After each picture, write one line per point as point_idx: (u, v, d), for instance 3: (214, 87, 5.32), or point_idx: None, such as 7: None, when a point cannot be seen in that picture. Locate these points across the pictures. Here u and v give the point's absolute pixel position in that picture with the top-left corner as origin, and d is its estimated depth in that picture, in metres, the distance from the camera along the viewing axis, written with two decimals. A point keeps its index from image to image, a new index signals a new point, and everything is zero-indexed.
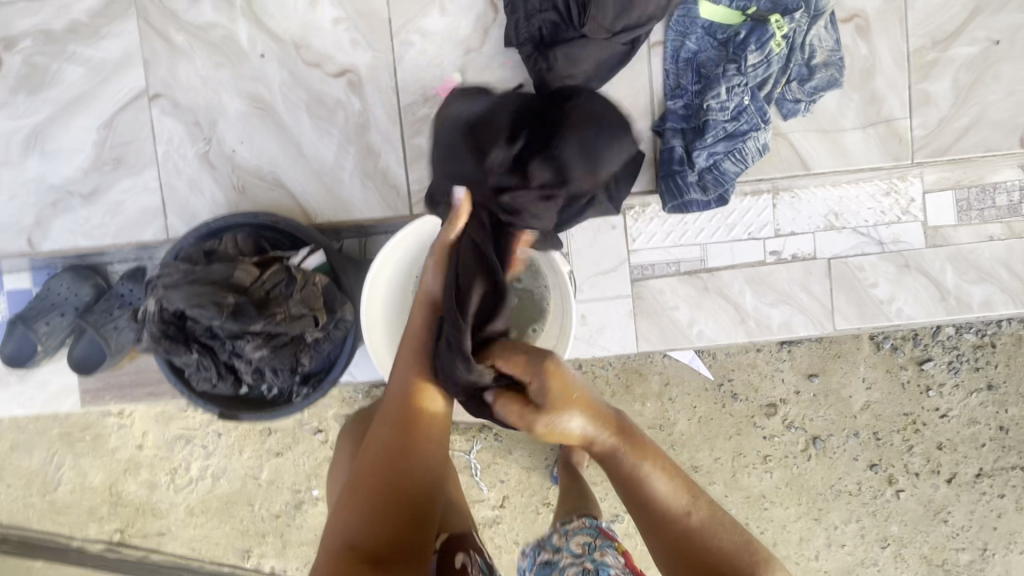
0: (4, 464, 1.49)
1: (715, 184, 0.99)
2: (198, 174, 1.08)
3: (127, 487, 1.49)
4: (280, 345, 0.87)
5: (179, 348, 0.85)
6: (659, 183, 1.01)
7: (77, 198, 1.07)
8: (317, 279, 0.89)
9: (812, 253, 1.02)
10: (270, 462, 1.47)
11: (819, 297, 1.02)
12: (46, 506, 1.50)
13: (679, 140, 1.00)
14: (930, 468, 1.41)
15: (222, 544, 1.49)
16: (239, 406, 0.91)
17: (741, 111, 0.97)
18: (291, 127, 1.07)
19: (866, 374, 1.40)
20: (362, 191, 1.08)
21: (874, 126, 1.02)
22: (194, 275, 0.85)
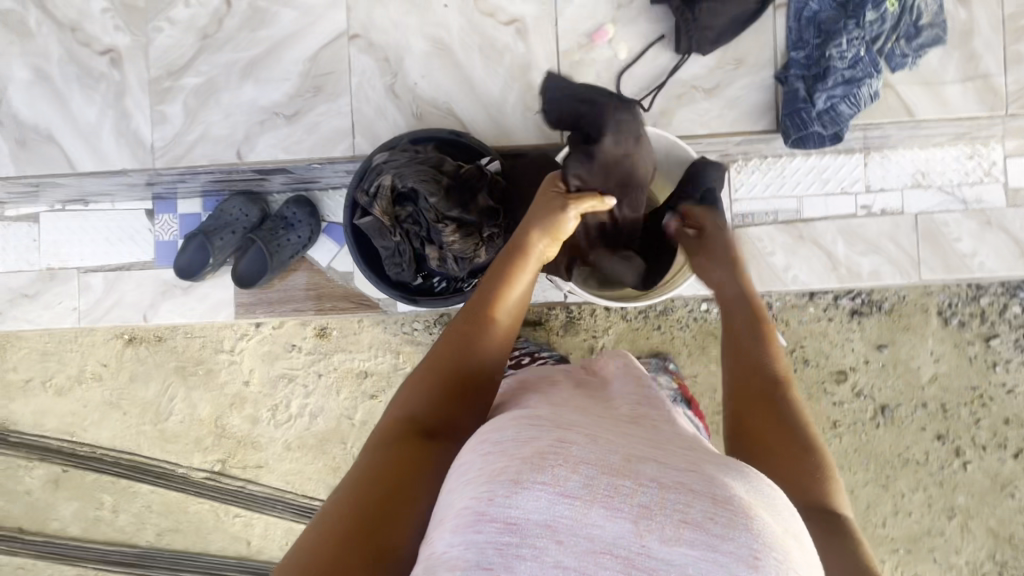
0: (123, 392, 1.62)
1: (832, 122, 1.08)
2: (384, 103, 1.12)
3: (232, 421, 1.61)
4: (469, 235, 0.93)
5: (387, 231, 0.92)
6: (783, 120, 1.10)
7: (282, 119, 1.11)
8: (500, 180, 0.96)
9: (900, 207, 1.18)
10: (365, 404, 1.58)
11: (907, 248, 1.17)
12: (157, 434, 1.62)
13: (800, 85, 1.08)
14: (997, 441, 1.46)
15: (314, 480, 1.59)
16: (415, 295, 0.99)
17: (859, 60, 1.05)
18: (467, 66, 1.12)
19: (934, 348, 1.47)
20: (525, 121, 1.14)
21: (972, 80, 1.11)
22: (416, 160, 0.91)
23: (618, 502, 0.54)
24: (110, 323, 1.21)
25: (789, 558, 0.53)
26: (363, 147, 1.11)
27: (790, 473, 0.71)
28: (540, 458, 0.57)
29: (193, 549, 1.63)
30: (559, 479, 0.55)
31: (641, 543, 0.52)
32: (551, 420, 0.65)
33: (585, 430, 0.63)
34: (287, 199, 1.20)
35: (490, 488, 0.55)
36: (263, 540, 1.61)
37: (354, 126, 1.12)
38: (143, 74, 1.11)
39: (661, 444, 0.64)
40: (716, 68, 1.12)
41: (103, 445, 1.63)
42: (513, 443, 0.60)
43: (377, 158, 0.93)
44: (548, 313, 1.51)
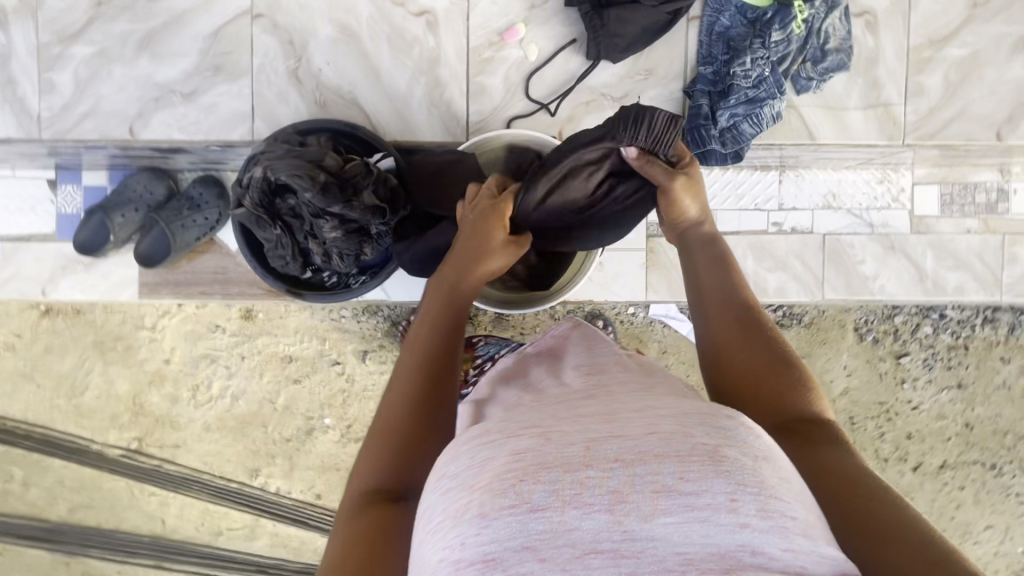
0: (37, 365, 1.57)
1: (733, 141, 1.11)
2: (287, 88, 1.11)
3: (150, 399, 1.57)
4: (353, 233, 0.93)
5: (266, 223, 0.89)
6: (686, 134, 1.13)
7: (177, 98, 1.11)
8: (390, 178, 0.94)
9: (808, 227, 1.20)
10: (288, 388, 1.56)
11: (811, 267, 1.20)
12: (72, 409, 1.58)
13: (705, 101, 1.11)
14: (898, 454, 1.53)
15: (233, 462, 1.58)
16: (303, 287, 1.00)
17: (762, 80, 1.07)
18: (372, 56, 1.12)
19: (848, 362, 1.51)
20: (428, 117, 1.14)
21: (873, 108, 1.17)
22: (295, 153, 0.87)
23: (589, 497, 0.52)
24: (6, 295, 1.17)
25: (765, 486, 0.53)
26: (261, 132, 1.12)
27: (765, 402, 0.72)
28: (501, 480, 0.54)
29: (106, 526, 1.60)
30: (525, 496, 0.52)
31: (622, 531, 0.51)
32: (505, 424, 0.61)
33: (538, 425, 0.59)
34: (194, 179, 1.15)
35: (459, 530, 0.53)
36: (179, 520, 1.59)
37: (254, 110, 1.12)
38: (33, 39, 1.09)
39: (614, 412, 0.60)
40: (625, 76, 1.14)
41: (14, 417, 1.58)
42: (470, 471, 0.56)
43: (255, 148, 0.90)
44: (476, 308, 1.49)
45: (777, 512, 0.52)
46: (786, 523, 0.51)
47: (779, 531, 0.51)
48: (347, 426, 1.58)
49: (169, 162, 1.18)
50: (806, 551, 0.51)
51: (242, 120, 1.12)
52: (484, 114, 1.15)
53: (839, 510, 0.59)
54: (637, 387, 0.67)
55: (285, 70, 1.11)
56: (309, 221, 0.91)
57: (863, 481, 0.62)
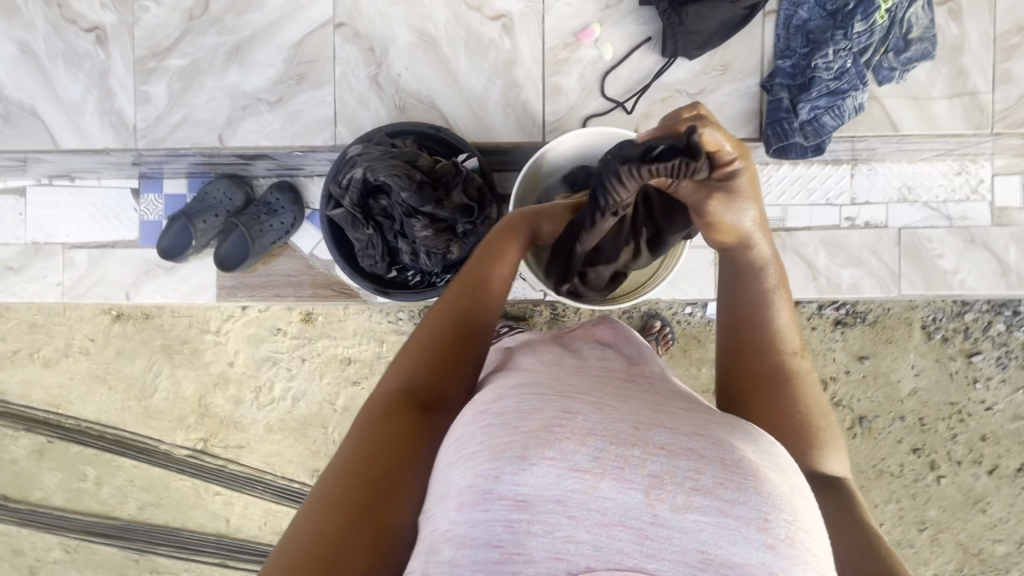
0: (109, 367, 1.64)
1: (815, 133, 1.10)
2: (368, 93, 1.15)
3: (216, 400, 1.62)
4: (441, 231, 0.95)
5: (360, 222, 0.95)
6: (765, 129, 1.11)
7: (265, 106, 1.15)
8: (477, 178, 0.97)
9: (883, 221, 1.23)
10: (348, 389, 1.60)
11: (887, 262, 1.23)
12: (141, 410, 1.64)
13: (785, 94, 1.10)
14: (972, 457, 1.47)
15: (294, 462, 1.61)
16: (388, 286, 1.03)
17: (844, 72, 1.07)
18: (450, 59, 1.15)
19: (916, 361, 1.47)
20: (505, 118, 1.16)
21: (959, 97, 1.14)
22: (391, 154, 0.92)
23: (630, 473, 0.49)
24: (92, 299, 1.26)
25: (797, 517, 0.50)
26: (343, 136, 1.15)
27: (800, 448, 0.72)
28: (545, 431, 0.51)
29: (173, 524, 1.65)
30: (567, 452, 0.50)
31: (653, 514, 0.48)
32: (553, 385, 0.58)
33: (588, 393, 0.57)
34: (271, 185, 1.21)
35: (495, 465, 0.50)
36: (242, 519, 1.63)
37: (336, 116, 1.15)
38: (129, 54, 1.15)
39: (662, 406, 0.58)
40: (701, 72, 1.14)
41: (88, 418, 1.65)
42: (515, 414, 0.53)
43: (350, 149, 0.94)
44: (532, 308, 1.49)
45: (802, 545, 0.49)
46: (806, 557, 0.48)
47: (800, 563, 0.48)
48: None
49: (247, 169, 1.24)
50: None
51: (324, 126, 1.15)
52: (560, 113, 1.17)
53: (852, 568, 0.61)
54: (684, 391, 0.65)
55: (367, 77, 1.15)
56: (399, 219, 0.96)
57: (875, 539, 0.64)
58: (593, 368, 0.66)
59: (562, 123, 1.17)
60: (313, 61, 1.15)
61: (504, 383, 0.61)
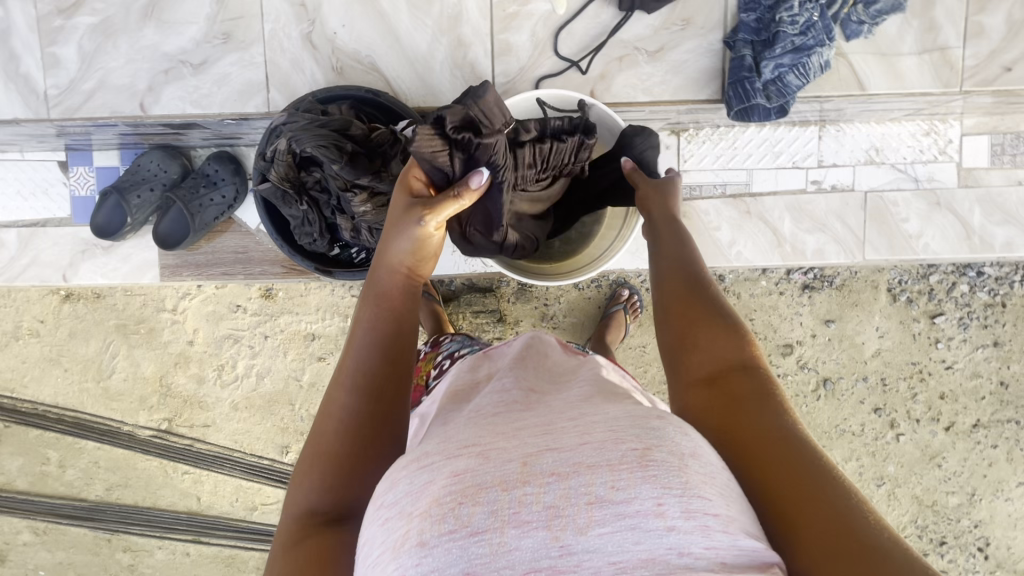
0: (62, 350, 1.58)
1: (778, 94, 1.05)
2: (302, 54, 1.07)
3: (177, 380, 1.58)
4: (381, 206, 0.90)
5: (293, 198, 0.91)
6: (728, 89, 1.07)
7: (188, 70, 1.07)
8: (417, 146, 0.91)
9: (850, 184, 1.20)
10: (312, 366, 1.56)
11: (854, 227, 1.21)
12: (100, 392, 1.59)
13: (748, 52, 1.05)
14: (931, 415, 1.50)
15: (262, 439, 1.59)
16: (331, 264, 1.01)
17: (810, 26, 1.01)
18: (390, 14, 1.07)
19: (880, 324, 1.48)
20: (452, 79, 1.10)
21: (930, 53, 1.13)
22: (319, 122, 0.86)
23: (527, 514, 0.46)
24: (27, 281, 1.20)
25: (690, 485, 0.48)
26: (277, 102, 1.08)
27: (700, 347, 0.70)
28: (437, 505, 0.47)
29: (143, 504, 1.63)
30: (462, 519, 0.46)
31: (559, 547, 0.45)
32: (445, 441, 0.53)
33: (475, 442, 0.51)
34: (209, 155, 1.14)
35: (398, 563, 0.46)
36: (213, 497, 1.62)
37: (270, 79, 1.08)
38: (32, 13, 1.06)
39: (553, 421, 0.54)
40: (661, 28, 1.08)
41: (45, 402, 1.60)
42: (407, 499, 0.49)
43: (277, 119, 0.89)
44: (498, 280, 1.46)
45: (702, 513, 0.47)
46: (710, 522, 0.46)
47: (705, 531, 0.46)
48: None
49: (182, 139, 1.16)
50: (729, 548, 0.46)
51: (260, 92, 1.08)
52: (512, 73, 1.10)
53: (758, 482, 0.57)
54: (581, 392, 0.61)
55: (304, 38, 1.07)
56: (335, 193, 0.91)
57: (781, 428, 0.60)
58: (492, 400, 0.60)
59: (513, 84, 1.10)
60: (239, 17, 1.06)
61: (402, 456, 0.55)
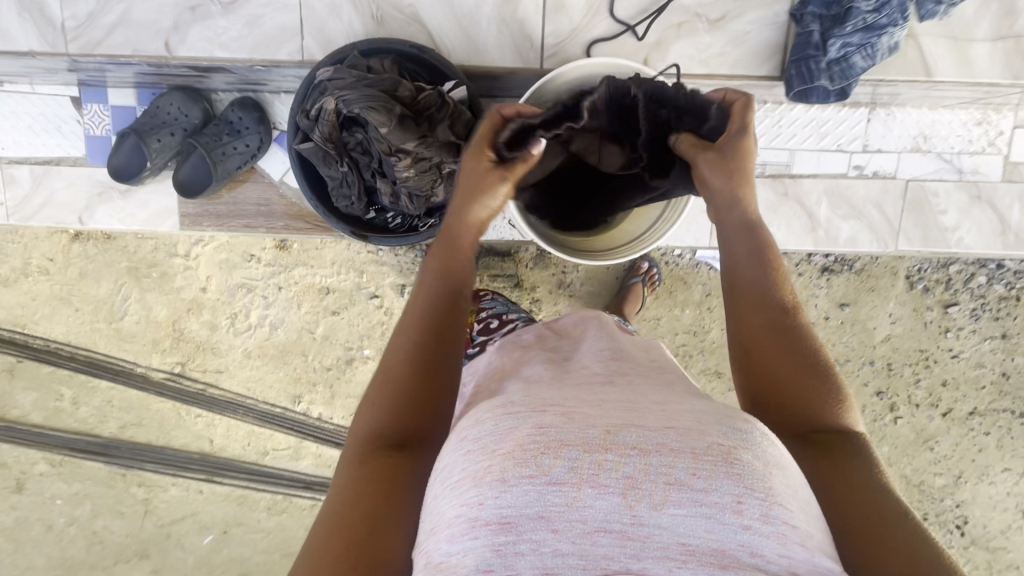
0: (74, 289, 1.57)
1: (841, 77, 1.01)
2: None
3: (189, 325, 1.58)
4: (425, 171, 0.91)
5: (335, 157, 0.90)
6: (790, 68, 1.03)
7: (215, 6, 1.02)
8: (463, 111, 0.92)
9: (893, 172, 1.17)
10: (327, 319, 1.56)
11: (890, 216, 1.20)
12: (113, 333, 1.59)
13: (816, 26, 1.00)
14: (930, 401, 1.54)
15: (275, 388, 1.61)
16: (365, 229, 0.99)
17: (886, 2, 0.95)
18: None
19: (894, 310, 1.50)
20: (498, 37, 1.07)
21: (1005, 40, 1.07)
22: (367, 81, 0.85)
23: (605, 478, 0.53)
24: (43, 221, 1.17)
25: (772, 492, 0.52)
26: (311, 49, 1.04)
27: (788, 396, 0.73)
28: (523, 450, 0.54)
29: (157, 443, 1.67)
30: (544, 467, 0.53)
31: (631, 515, 0.51)
32: (529, 398, 0.61)
33: (562, 403, 0.60)
34: (234, 101, 1.10)
35: (479, 490, 0.53)
36: (226, 439, 1.66)
37: (303, 23, 1.04)
38: None
39: (635, 403, 0.61)
40: None
41: (57, 339, 1.60)
42: (493, 437, 0.56)
43: (319, 71, 0.87)
44: (519, 246, 1.44)
45: (780, 518, 0.51)
46: (787, 531, 0.51)
47: (782, 538, 0.50)
48: None
49: (204, 81, 1.12)
50: (804, 562, 0.50)
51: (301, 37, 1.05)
52: (561, 32, 1.07)
53: (850, 539, 0.59)
54: (655, 381, 0.67)
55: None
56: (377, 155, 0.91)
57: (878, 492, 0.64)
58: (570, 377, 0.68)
59: (562, 44, 1.08)
60: None
61: (485, 404, 0.63)
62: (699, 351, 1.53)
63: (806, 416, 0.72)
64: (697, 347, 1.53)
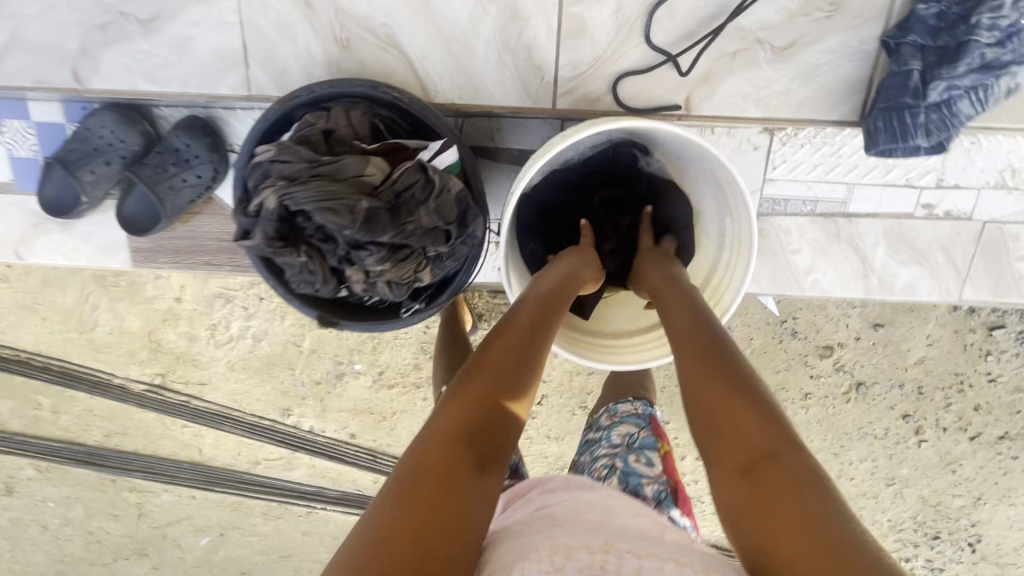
0: (38, 297, 1.44)
1: (941, 127, 0.97)
2: (292, 16, 1.02)
3: (167, 336, 1.47)
4: (403, 262, 0.80)
5: (287, 249, 0.77)
6: (884, 118, 0.99)
7: (135, 27, 1.02)
8: (453, 183, 0.81)
9: (970, 212, 1.12)
10: (313, 332, 1.45)
11: (956, 262, 1.15)
12: (85, 343, 1.48)
13: (919, 64, 0.96)
14: (959, 424, 1.44)
15: (263, 401, 1.52)
16: (341, 314, 0.88)
17: (1013, 34, 0.91)
18: None
19: (932, 331, 1.36)
20: (498, 63, 1.05)
21: None
22: (319, 169, 0.76)
23: None
24: None
25: None
26: (257, 79, 1.05)
27: (728, 425, 0.68)
28: (536, 552, 0.56)
29: (144, 451, 1.61)
30: (555, 564, 0.54)
31: None
32: (541, 520, 0.64)
33: (569, 521, 0.62)
34: (177, 125, 1.04)
35: None
36: (215, 449, 1.59)
37: (247, 48, 1.03)
38: None
39: (632, 524, 0.63)
40: (796, 14, 1.01)
41: (26, 349, 1.49)
42: (510, 549, 0.58)
43: (263, 154, 0.79)
44: None
45: None
46: None
47: None
48: (379, 373, 1.48)
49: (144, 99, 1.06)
50: None
51: (319, 60, 1.04)
52: (577, 60, 1.05)
53: None
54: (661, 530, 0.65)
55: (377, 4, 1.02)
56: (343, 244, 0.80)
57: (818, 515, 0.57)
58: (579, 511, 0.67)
59: (578, 71, 1.06)
60: None
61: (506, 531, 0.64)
62: None
63: (738, 442, 0.66)
64: None
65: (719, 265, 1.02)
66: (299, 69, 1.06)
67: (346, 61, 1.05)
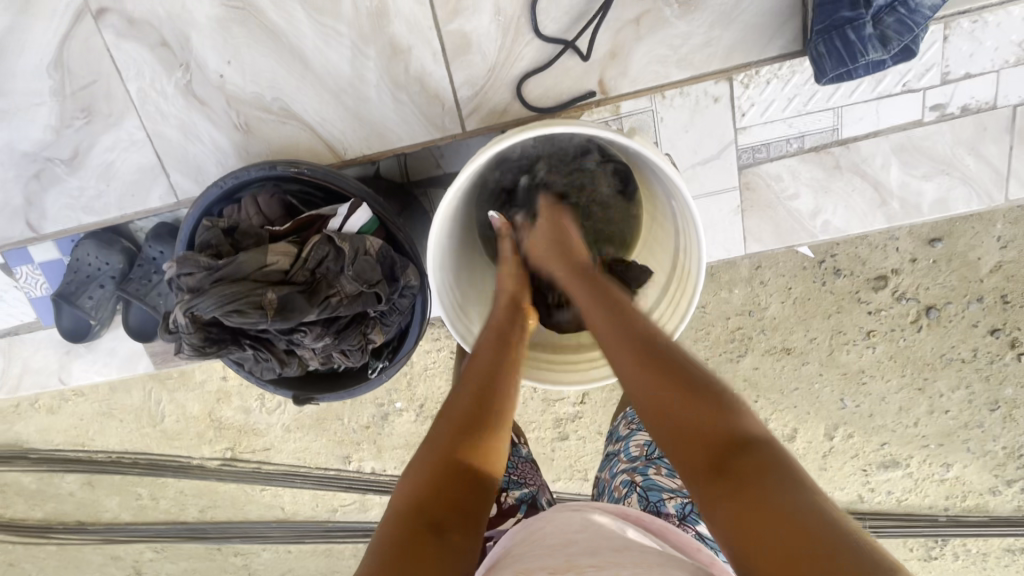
0: (111, 403, 1.59)
1: (898, 33, 0.92)
2: (188, 115, 1.10)
3: (225, 413, 1.57)
4: (343, 330, 0.90)
5: (231, 348, 0.87)
6: (824, 42, 0.94)
7: (61, 168, 1.13)
8: (369, 245, 0.87)
9: (992, 100, 1.03)
10: None
11: (990, 159, 1.07)
12: (160, 434, 1.62)
13: None
14: None
15: (323, 453, 1.60)
16: (307, 384, 0.99)
17: None
18: (294, 39, 1.05)
19: (1003, 232, 1.19)
20: (395, 106, 1.08)
21: None
22: (224, 274, 0.84)
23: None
24: (30, 390, 1.32)
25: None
26: (179, 185, 1.14)
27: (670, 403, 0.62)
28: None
29: (237, 518, 1.74)
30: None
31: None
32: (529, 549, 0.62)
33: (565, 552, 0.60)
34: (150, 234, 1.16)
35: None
36: (295, 505, 1.69)
37: (163, 160, 1.12)
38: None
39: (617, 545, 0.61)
40: None
41: (116, 449, 1.65)
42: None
43: (169, 271, 0.86)
44: None
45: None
46: None
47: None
48: (419, 406, 1.51)
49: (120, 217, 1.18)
50: None
51: (252, 137, 1.11)
52: (471, 76, 1.06)
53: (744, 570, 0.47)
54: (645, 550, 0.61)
55: (291, 80, 1.07)
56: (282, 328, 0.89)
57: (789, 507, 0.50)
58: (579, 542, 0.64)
59: (476, 89, 1.07)
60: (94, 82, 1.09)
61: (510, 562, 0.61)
62: (757, 331, 1.32)
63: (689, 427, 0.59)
64: (755, 328, 1.31)
65: (680, 246, 0.88)
66: (214, 159, 1.13)
67: (249, 145, 1.12)
